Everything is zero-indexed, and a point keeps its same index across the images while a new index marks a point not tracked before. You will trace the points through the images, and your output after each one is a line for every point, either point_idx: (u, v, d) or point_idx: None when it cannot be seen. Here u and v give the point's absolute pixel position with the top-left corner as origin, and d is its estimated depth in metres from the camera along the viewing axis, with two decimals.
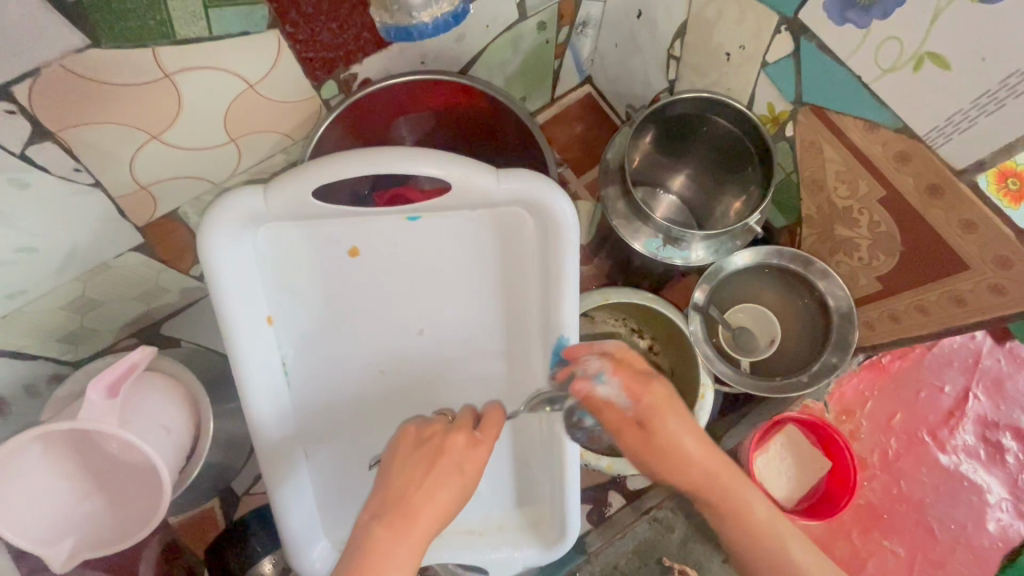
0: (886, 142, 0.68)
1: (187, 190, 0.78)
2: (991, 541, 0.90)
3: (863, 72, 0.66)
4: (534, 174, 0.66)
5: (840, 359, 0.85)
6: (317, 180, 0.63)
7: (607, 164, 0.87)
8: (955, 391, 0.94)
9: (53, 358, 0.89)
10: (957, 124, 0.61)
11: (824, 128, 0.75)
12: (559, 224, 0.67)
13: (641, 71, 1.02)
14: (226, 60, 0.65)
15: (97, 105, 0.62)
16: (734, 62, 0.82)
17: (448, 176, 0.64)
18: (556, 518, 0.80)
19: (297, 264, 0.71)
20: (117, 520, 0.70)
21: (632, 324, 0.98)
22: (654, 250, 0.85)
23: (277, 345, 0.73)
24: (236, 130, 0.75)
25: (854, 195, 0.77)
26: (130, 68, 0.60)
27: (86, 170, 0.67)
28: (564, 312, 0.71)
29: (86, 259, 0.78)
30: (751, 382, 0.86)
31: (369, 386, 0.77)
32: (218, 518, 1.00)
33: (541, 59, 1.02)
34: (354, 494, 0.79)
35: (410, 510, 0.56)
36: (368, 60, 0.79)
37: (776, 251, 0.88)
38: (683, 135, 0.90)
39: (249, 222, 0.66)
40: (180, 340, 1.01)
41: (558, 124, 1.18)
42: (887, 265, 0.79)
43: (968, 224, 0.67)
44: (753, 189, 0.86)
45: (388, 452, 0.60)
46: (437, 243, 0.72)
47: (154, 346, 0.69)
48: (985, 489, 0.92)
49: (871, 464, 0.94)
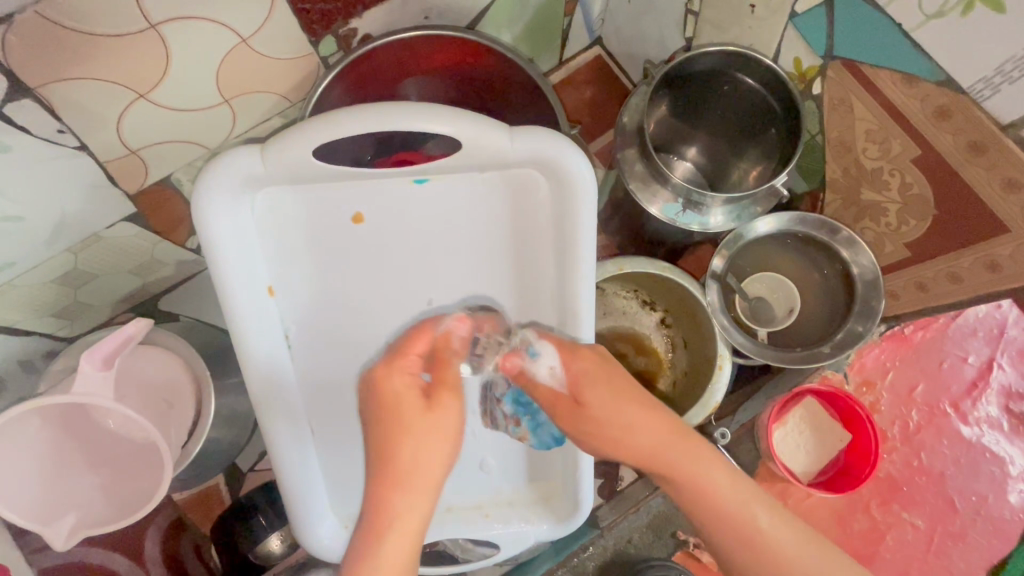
0: (926, 97, 0.64)
1: (181, 156, 0.74)
2: (1012, 513, 0.89)
3: (904, 20, 0.61)
4: (548, 132, 0.62)
5: (865, 328, 0.82)
6: (318, 139, 0.59)
7: (623, 127, 0.83)
8: (979, 361, 0.90)
9: (48, 334, 0.86)
10: (1007, 73, 0.56)
11: (856, 84, 0.70)
12: (576, 186, 0.63)
13: (655, 30, 0.96)
14: (216, 11, 0.61)
15: (78, 59, 0.57)
16: (758, 15, 0.76)
17: (458, 134, 0.60)
18: (569, 494, 0.78)
19: (298, 231, 0.67)
20: (118, 497, 0.68)
21: (644, 296, 0.97)
22: (672, 216, 0.81)
23: (279, 317, 0.70)
24: (230, 90, 0.70)
25: (885, 155, 0.73)
26: (112, 16, 0.55)
27: (70, 132, 0.62)
28: (581, 281, 0.67)
29: (78, 230, 0.74)
30: (772, 353, 0.84)
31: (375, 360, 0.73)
32: (224, 495, 0.98)
33: (550, 16, 0.96)
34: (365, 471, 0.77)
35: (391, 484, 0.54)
36: (368, 13, 0.74)
37: (799, 218, 0.83)
38: (701, 96, 0.85)
39: (246, 186, 0.62)
40: (180, 314, 0.98)
41: (566, 88, 1.12)
42: (917, 230, 0.76)
43: (1010, 182, 0.63)
44: (776, 151, 0.82)
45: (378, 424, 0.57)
46: (445, 208, 0.68)
47: (150, 320, 0.66)
48: (1007, 461, 0.90)
49: (891, 436, 0.92)
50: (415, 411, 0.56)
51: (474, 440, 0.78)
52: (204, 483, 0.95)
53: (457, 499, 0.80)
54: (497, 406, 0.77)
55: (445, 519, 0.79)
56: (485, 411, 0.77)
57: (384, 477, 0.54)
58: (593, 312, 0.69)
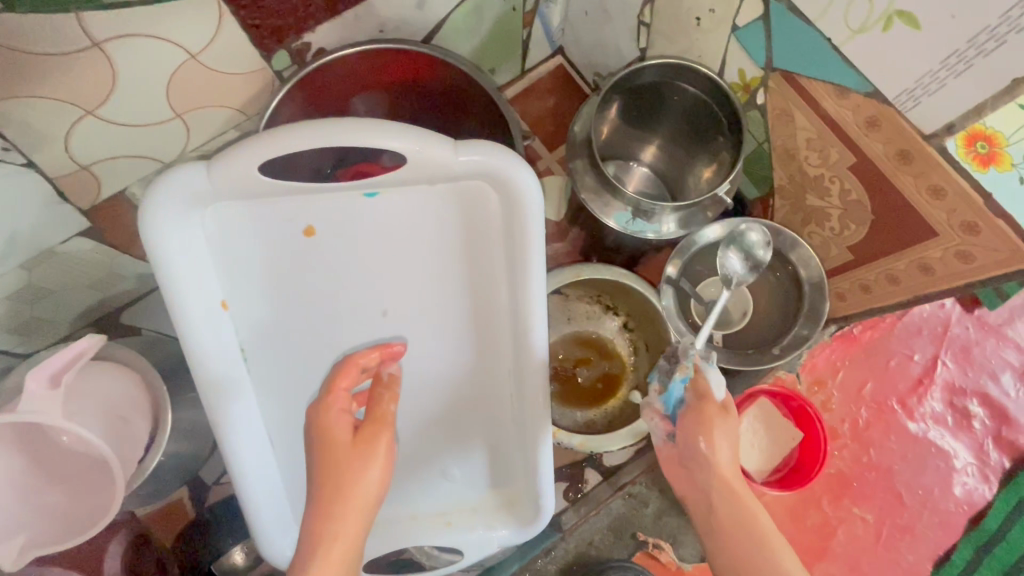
0: (857, 108, 0.67)
1: (133, 170, 0.74)
2: (957, 504, 0.92)
3: (833, 34, 0.64)
4: (494, 145, 0.63)
5: (811, 331, 0.85)
6: (263, 155, 0.59)
7: (575, 137, 0.85)
8: (924, 359, 0.94)
9: (4, 350, 0.85)
10: (926, 86, 0.59)
11: (795, 94, 0.73)
12: (523, 198, 0.65)
13: (611, 40, 0.99)
14: (164, 28, 0.61)
15: (21, 77, 0.58)
16: (703, 27, 0.79)
17: (405, 148, 0.61)
18: (528, 498, 0.79)
19: (249, 244, 0.68)
20: (70, 515, 0.68)
21: (606, 301, 0.98)
22: (624, 225, 0.83)
23: (234, 331, 0.70)
24: (182, 105, 0.71)
25: (825, 163, 0.76)
26: (55, 35, 0.56)
27: (15, 149, 0.62)
28: (532, 290, 0.69)
29: (29, 246, 0.73)
30: (725, 355, 0.86)
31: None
32: (189, 508, 0.97)
33: (508, 28, 0.98)
34: None
35: (343, 509, 0.57)
36: (321, 28, 0.75)
37: (747, 224, 0.87)
38: (652, 105, 0.88)
39: (195, 202, 0.62)
40: (142, 328, 0.96)
41: (529, 97, 1.14)
42: (858, 235, 0.79)
43: (936, 189, 0.66)
44: (724, 158, 0.85)
45: (320, 448, 0.59)
46: (397, 219, 0.69)
47: (103, 336, 0.67)
48: (952, 455, 0.93)
49: (842, 433, 0.94)
50: (341, 445, 0.59)
51: (434, 448, 0.79)
52: (166, 497, 0.94)
53: (417, 507, 0.80)
54: (455, 414, 0.78)
55: (407, 525, 0.80)
56: (443, 418, 0.78)
57: (324, 500, 0.57)
58: (546, 319, 0.71)
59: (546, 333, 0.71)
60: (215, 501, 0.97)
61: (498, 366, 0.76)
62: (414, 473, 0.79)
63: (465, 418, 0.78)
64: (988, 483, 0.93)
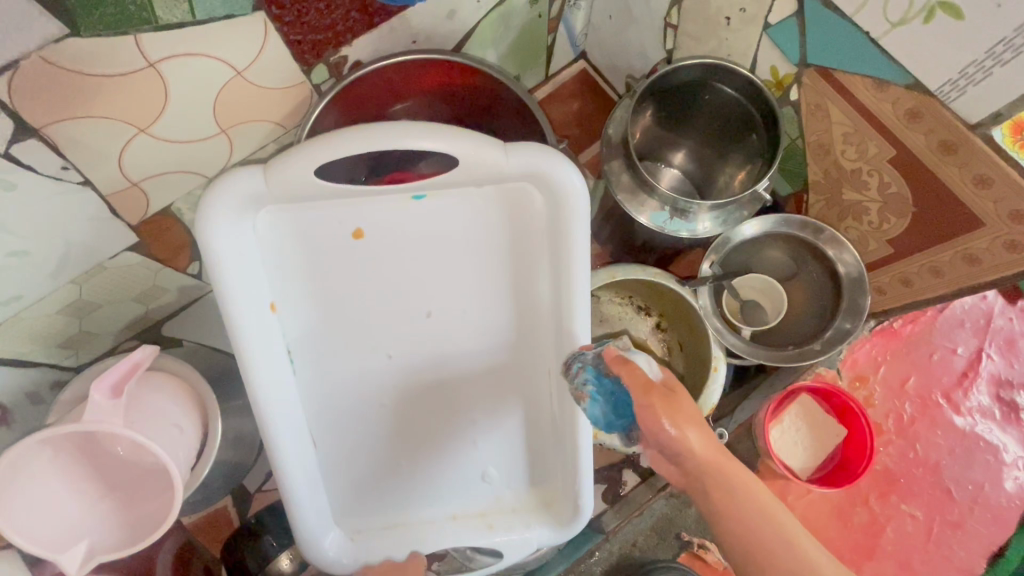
0: (897, 100, 0.67)
1: (180, 185, 0.76)
2: (1009, 499, 0.91)
3: (871, 28, 0.64)
4: (542, 147, 0.65)
5: (853, 325, 0.85)
6: (323, 160, 0.61)
7: (608, 139, 0.85)
8: (967, 351, 0.93)
9: (55, 364, 0.88)
10: (971, 76, 0.59)
11: (831, 89, 0.73)
12: (569, 199, 0.66)
13: (637, 43, 0.99)
14: (212, 47, 0.63)
15: (82, 99, 0.60)
16: (733, 26, 0.79)
17: (455, 150, 0.62)
18: (567, 498, 0.79)
19: (300, 248, 0.69)
20: (128, 522, 0.69)
21: (637, 301, 0.99)
22: (661, 224, 0.83)
23: (282, 333, 0.71)
24: (227, 121, 0.73)
25: (862, 156, 0.76)
26: (112, 57, 0.58)
27: (73, 167, 0.65)
28: (577, 290, 0.70)
29: (82, 261, 0.75)
30: (764, 352, 0.86)
31: (377, 371, 0.75)
32: (233, 516, 1.00)
33: (534, 34, 0.99)
34: (364, 485, 0.79)
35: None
36: (357, 41, 0.77)
37: (783, 221, 0.87)
38: (683, 106, 0.88)
39: (251, 206, 0.64)
40: (182, 339, 0.99)
41: (553, 102, 1.15)
42: (898, 227, 0.78)
43: (982, 179, 0.65)
44: (757, 156, 0.85)
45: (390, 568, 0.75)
46: (443, 222, 0.70)
47: (156, 347, 0.69)
48: (1001, 449, 0.92)
49: (887, 429, 0.93)
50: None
51: (475, 449, 0.79)
52: (212, 505, 0.96)
53: (459, 507, 0.81)
54: (494, 413, 0.78)
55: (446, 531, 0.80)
56: (484, 416, 0.78)
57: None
58: (588, 320, 0.71)
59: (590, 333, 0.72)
60: (260, 508, 1.00)
61: (540, 365, 0.77)
62: (457, 475, 0.80)
63: (506, 418, 0.79)
64: None
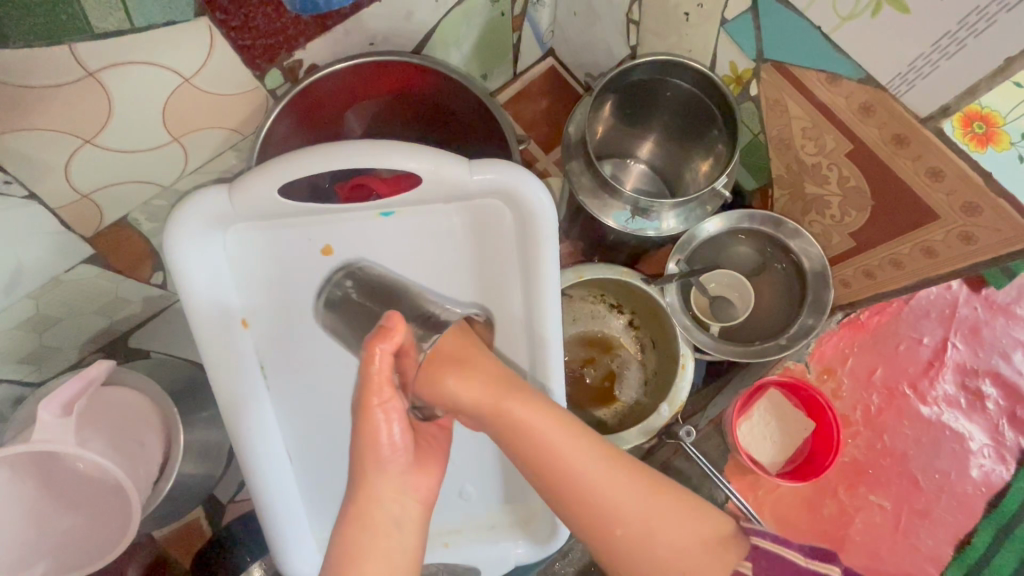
0: (850, 94, 0.67)
1: (135, 195, 0.75)
2: (974, 487, 0.92)
3: (823, 22, 0.63)
4: (507, 164, 0.65)
5: (817, 320, 0.85)
6: (284, 176, 0.61)
7: (570, 139, 0.85)
8: (933, 341, 0.94)
9: (17, 380, 0.86)
10: (919, 70, 0.59)
11: (787, 84, 0.73)
12: (535, 212, 0.66)
13: (602, 40, 0.99)
14: (156, 55, 0.62)
15: (20, 111, 0.58)
16: (692, 22, 0.79)
17: (419, 168, 0.63)
18: (544, 517, 0.78)
19: (266, 265, 0.69)
20: (89, 541, 0.68)
21: (610, 300, 0.97)
22: (623, 223, 0.83)
23: (254, 353, 0.70)
24: (179, 129, 0.71)
25: (821, 151, 0.76)
26: (49, 68, 0.56)
27: (17, 182, 0.62)
28: (547, 303, 0.70)
29: (35, 276, 0.73)
30: (730, 349, 0.86)
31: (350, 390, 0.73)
32: (205, 529, 0.98)
33: (498, 33, 0.98)
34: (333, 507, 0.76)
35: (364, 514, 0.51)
36: (311, 45, 0.75)
37: (747, 215, 0.86)
38: (646, 103, 0.88)
39: (217, 224, 0.64)
40: (150, 350, 0.98)
41: (522, 100, 1.14)
42: (859, 220, 0.78)
43: (935, 171, 0.65)
44: (720, 151, 0.84)
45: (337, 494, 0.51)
46: (411, 237, 0.70)
47: (112, 362, 0.68)
48: (967, 437, 0.93)
49: (855, 421, 0.94)
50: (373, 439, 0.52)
51: (453, 467, 0.77)
52: (183, 517, 0.95)
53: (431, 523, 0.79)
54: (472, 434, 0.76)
55: None
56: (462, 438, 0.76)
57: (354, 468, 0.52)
58: (561, 331, 0.71)
59: (562, 348, 0.72)
60: (232, 519, 0.98)
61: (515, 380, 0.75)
62: None
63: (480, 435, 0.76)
64: (1005, 463, 0.92)
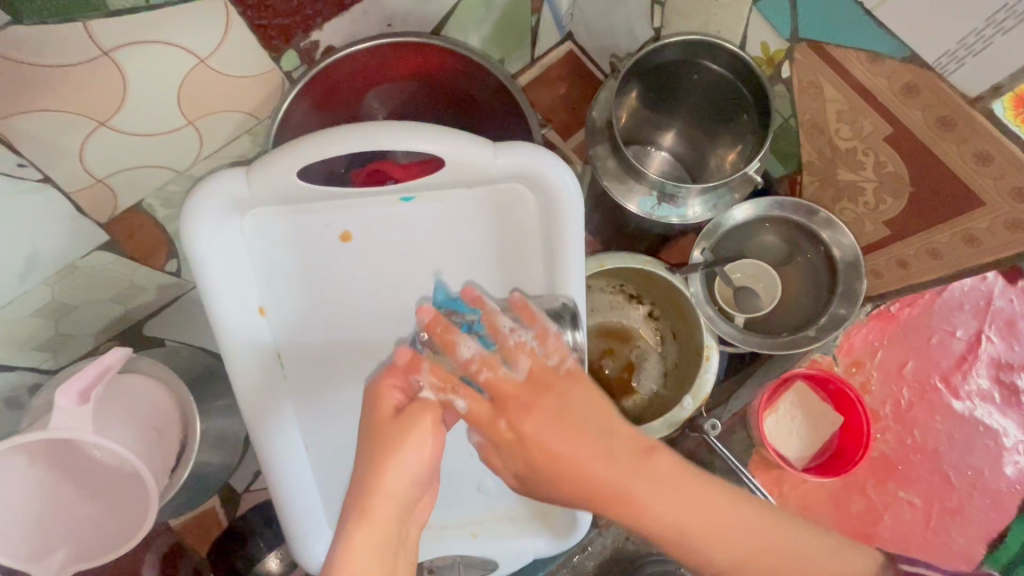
0: (892, 74, 0.64)
1: (149, 180, 0.73)
2: (1008, 484, 0.89)
3: None
4: (532, 147, 0.63)
5: (848, 311, 0.82)
6: (303, 159, 0.60)
7: (593, 123, 0.82)
8: (966, 334, 0.91)
9: (33, 367, 0.85)
10: (970, 46, 0.56)
11: (823, 65, 0.69)
12: (561, 197, 0.64)
13: (624, 22, 0.96)
14: (173, 34, 0.60)
15: (33, 91, 0.56)
16: (722, 1, 0.76)
17: (441, 151, 0.61)
18: (566, 511, 0.76)
19: (284, 251, 0.67)
20: (103, 530, 0.67)
21: (630, 290, 0.95)
22: (648, 210, 0.81)
23: (271, 341, 0.69)
24: (193, 112, 0.69)
25: (857, 135, 0.73)
26: (61, 45, 0.54)
27: (31, 164, 0.61)
28: (571, 292, 0.68)
29: (51, 262, 0.72)
30: (757, 340, 0.84)
31: (371, 381, 0.72)
32: (221, 517, 0.98)
33: (518, 14, 0.95)
34: None
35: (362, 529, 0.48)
36: (328, 25, 0.73)
37: (776, 203, 0.84)
38: (671, 87, 0.85)
39: (234, 208, 0.63)
40: (164, 339, 0.96)
41: (540, 85, 1.11)
42: (895, 208, 0.75)
43: (982, 155, 0.62)
44: (749, 137, 0.81)
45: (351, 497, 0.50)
46: (433, 224, 0.68)
47: (130, 350, 0.66)
48: (1001, 433, 0.90)
49: (884, 416, 0.92)
50: (382, 419, 0.52)
51: (473, 460, 0.76)
52: (200, 506, 0.95)
53: (452, 516, 0.78)
54: None
55: (436, 536, 0.77)
56: None
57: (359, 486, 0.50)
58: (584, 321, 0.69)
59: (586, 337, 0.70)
60: (247, 509, 0.98)
61: None
62: (450, 486, 0.76)
63: None
64: None
